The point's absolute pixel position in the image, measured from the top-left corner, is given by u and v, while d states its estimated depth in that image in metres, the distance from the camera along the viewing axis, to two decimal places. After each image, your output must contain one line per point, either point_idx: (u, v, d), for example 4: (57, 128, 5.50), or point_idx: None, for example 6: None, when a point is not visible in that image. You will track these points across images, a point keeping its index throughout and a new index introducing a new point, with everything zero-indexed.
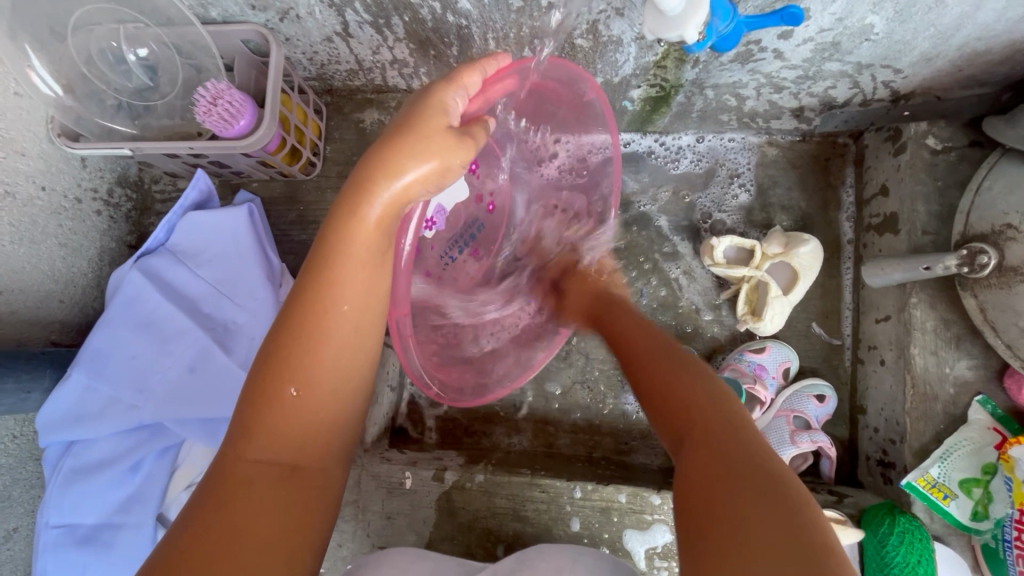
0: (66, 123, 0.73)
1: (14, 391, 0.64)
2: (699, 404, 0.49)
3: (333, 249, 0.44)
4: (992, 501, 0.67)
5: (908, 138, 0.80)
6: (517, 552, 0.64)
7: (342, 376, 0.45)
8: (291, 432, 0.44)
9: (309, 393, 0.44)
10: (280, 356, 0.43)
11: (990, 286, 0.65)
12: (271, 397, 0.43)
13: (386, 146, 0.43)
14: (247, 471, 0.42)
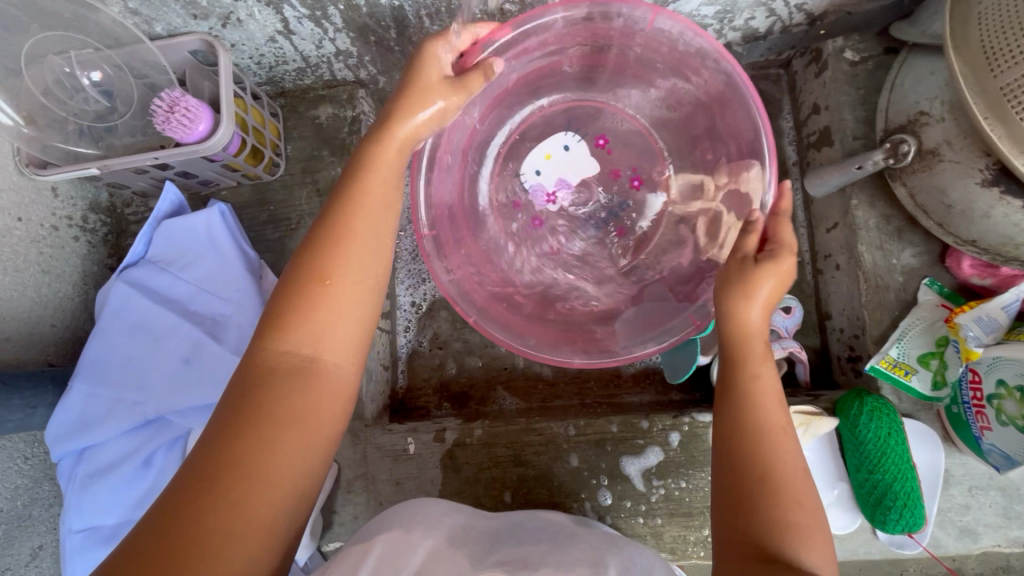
0: (33, 152, 0.75)
1: (20, 407, 0.67)
2: (758, 502, 0.50)
3: (366, 181, 0.54)
4: (947, 368, 0.72)
5: (828, 55, 0.85)
6: (554, 531, 0.63)
7: (355, 328, 0.52)
8: (316, 377, 0.49)
9: (323, 299, 0.50)
10: (311, 261, 0.51)
11: (915, 171, 0.70)
12: (294, 299, 0.49)
13: (401, 100, 0.56)
14: (278, 387, 0.47)
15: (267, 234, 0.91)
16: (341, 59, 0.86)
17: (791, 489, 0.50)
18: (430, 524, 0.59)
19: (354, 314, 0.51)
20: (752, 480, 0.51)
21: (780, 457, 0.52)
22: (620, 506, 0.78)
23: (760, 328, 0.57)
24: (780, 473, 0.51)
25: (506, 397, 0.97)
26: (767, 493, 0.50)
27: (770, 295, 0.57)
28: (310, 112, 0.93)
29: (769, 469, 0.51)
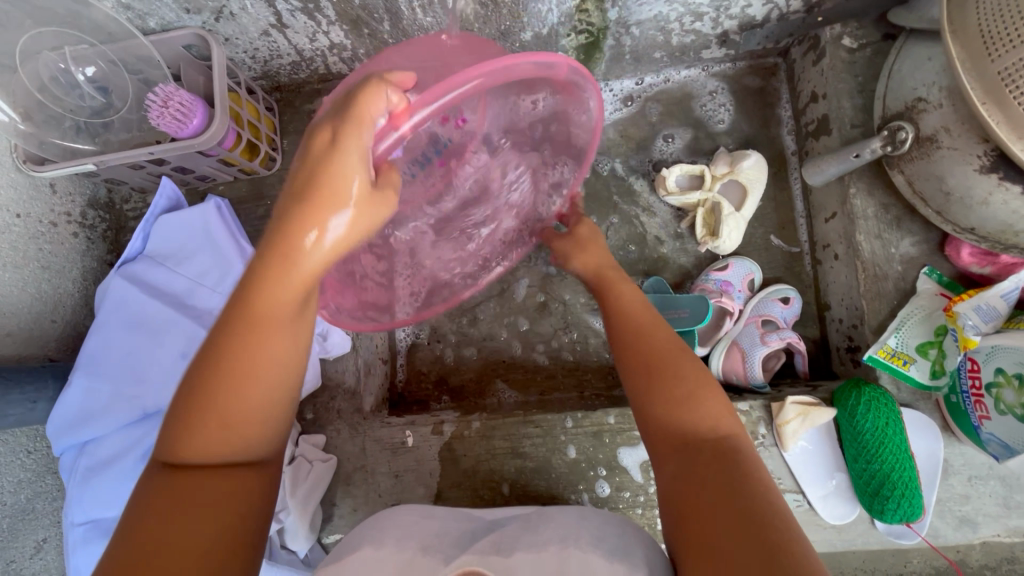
0: (30, 149, 0.75)
1: (21, 402, 0.68)
2: (661, 408, 0.53)
3: (265, 270, 0.43)
4: (946, 358, 0.71)
5: (825, 42, 0.84)
6: (526, 518, 0.59)
7: (289, 368, 0.47)
8: (236, 417, 0.45)
9: (245, 390, 0.45)
10: (218, 358, 0.44)
11: (913, 159, 0.69)
12: (207, 396, 0.44)
13: (320, 167, 0.42)
14: (194, 479, 0.43)
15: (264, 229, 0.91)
16: (336, 52, 0.87)
17: (691, 385, 0.54)
18: (402, 535, 0.56)
19: (277, 401, 0.47)
20: (654, 390, 0.55)
21: (664, 355, 0.57)
22: (618, 497, 0.78)
23: (606, 264, 0.75)
24: (672, 370, 0.55)
25: (505, 389, 0.97)
26: (671, 392, 0.53)
27: (607, 263, 0.75)
28: (306, 106, 0.95)
29: (659, 373, 0.55)
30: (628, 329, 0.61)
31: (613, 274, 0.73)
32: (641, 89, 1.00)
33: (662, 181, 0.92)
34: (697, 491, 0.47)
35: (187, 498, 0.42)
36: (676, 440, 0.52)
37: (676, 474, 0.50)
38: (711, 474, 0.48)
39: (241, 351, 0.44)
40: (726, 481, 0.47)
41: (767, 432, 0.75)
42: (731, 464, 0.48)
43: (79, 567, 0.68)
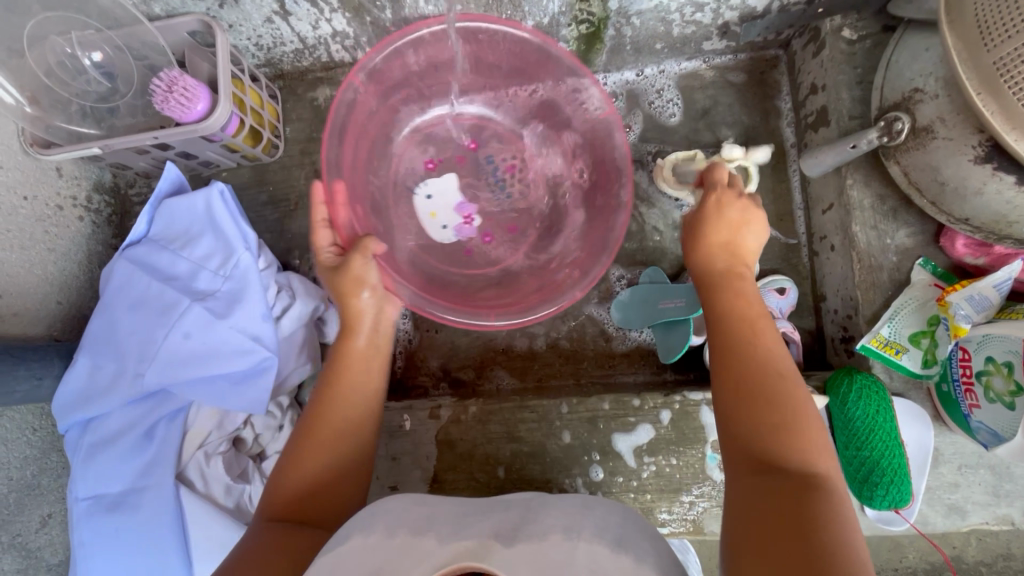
0: (37, 133, 0.77)
1: (26, 378, 0.70)
2: (753, 421, 0.52)
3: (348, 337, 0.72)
4: (937, 347, 0.72)
5: (825, 34, 0.84)
6: (521, 505, 0.59)
7: (359, 409, 0.68)
8: (314, 484, 0.62)
9: (326, 424, 0.66)
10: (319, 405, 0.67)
11: (909, 149, 0.70)
12: (310, 438, 0.65)
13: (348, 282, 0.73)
14: (301, 500, 0.60)
15: (266, 214, 0.92)
16: (338, 40, 0.88)
17: (795, 411, 0.52)
18: (393, 521, 0.54)
19: (354, 428, 0.67)
20: (759, 406, 0.53)
21: (770, 371, 0.55)
22: (611, 482, 0.79)
23: (731, 246, 0.65)
24: (778, 389, 0.54)
25: (502, 376, 0.98)
26: (770, 410, 0.52)
27: (739, 234, 0.65)
28: (309, 94, 0.95)
29: (764, 390, 0.54)
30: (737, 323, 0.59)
31: (730, 240, 0.65)
32: (642, 80, 1.01)
33: (660, 170, 0.94)
34: (773, 512, 0.46)
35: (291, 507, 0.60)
36: (761, 454, 0.51)
37: (749, 487, 0.49)
38: (787, 508, 0.46)
39: (326, 407, 0.67)
40: (802, 513, 0.45)
41: None
42: (814, 496, 0.46)
43: (82, 541, 0.70)
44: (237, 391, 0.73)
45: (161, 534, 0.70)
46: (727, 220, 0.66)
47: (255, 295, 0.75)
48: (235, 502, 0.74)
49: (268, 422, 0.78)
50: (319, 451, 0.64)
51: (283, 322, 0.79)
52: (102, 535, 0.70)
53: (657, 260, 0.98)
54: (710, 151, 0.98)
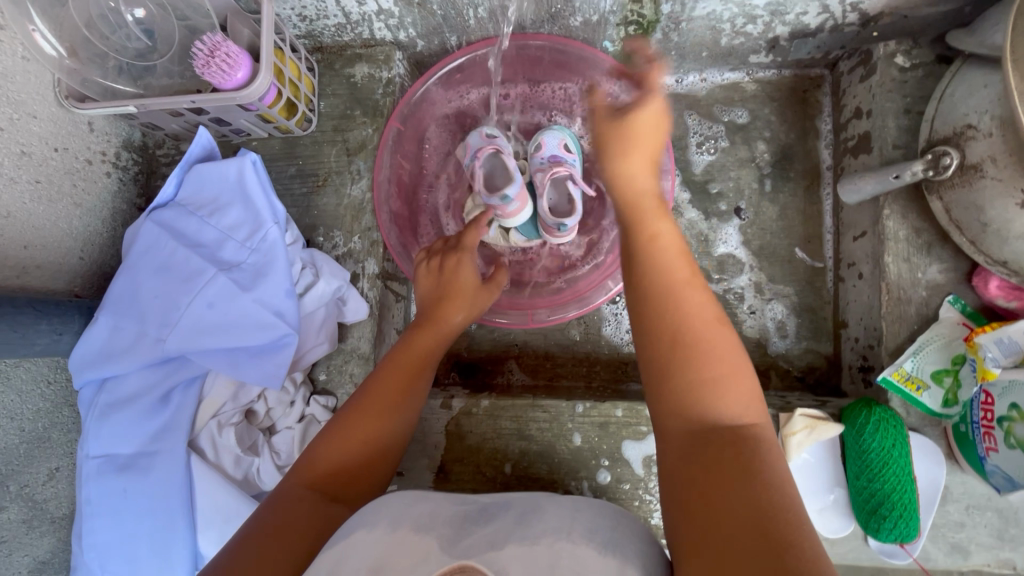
0: (73, 86, 0.75)
1: (48, 333, 0.69)
2: (695, 372, 0.51)
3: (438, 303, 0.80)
4: (960, 387, 0.72)
5: (877, 59, 0.83)
6: (520, 505, 0.58)
7: (420, 379, 0.73)
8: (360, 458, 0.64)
9: (400, 384, 0.71)
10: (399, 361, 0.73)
11: (954, 186, 0.69)
12: (386, 389, 0.70)
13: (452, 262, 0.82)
14: (351, 445, 0.65)
15: (294, 188, 0.91)
16: (383, 18, 0.87)
17: (719, 352, 0.52)
18: (397, 515, 0.54)
19: (414, 395, 0.72)
20: (684, 349, 0.52)
21: (687, 324, 0.53)
22: (617, 488, 0.79)
23: (640, 191, 0.64)
24: (695, 341, 0.52)
25: (515, 371, 0.99)
26: (704, 365, 0.51)
27: (648, 135, 0.66)
28: (346, 70, 0.93)
29: (708, 340, 0.52)
30: (657, 295, 0.56)
31: (652, 132, 0.66)
32: (681, 87, 1.00)
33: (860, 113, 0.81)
34: (707, 481, 0.45)
35: (344, 453, 0.64)
36: (700, 415, 0.49)
37: (686, 442, 0.49)
38: (718, 479, 0.45)
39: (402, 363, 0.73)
40: (732, 469, 0.45)
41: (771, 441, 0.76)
42: (723, 390, 0.50)
43: (90, 498, 0.70)
44: (254, 365, 0.72)
45: (168, 500, 0.70)
46: (650, 126, 0.66)
47: (281, 270, 0.74)
48: (244, 473, 0.75)
49: (280, 396, 0.78)
50: (371, 421, 0.67)
51: (305, 299, 0.79)
52: (110, 495, 0.70)
53: None
54: (746, 167, 0.98)
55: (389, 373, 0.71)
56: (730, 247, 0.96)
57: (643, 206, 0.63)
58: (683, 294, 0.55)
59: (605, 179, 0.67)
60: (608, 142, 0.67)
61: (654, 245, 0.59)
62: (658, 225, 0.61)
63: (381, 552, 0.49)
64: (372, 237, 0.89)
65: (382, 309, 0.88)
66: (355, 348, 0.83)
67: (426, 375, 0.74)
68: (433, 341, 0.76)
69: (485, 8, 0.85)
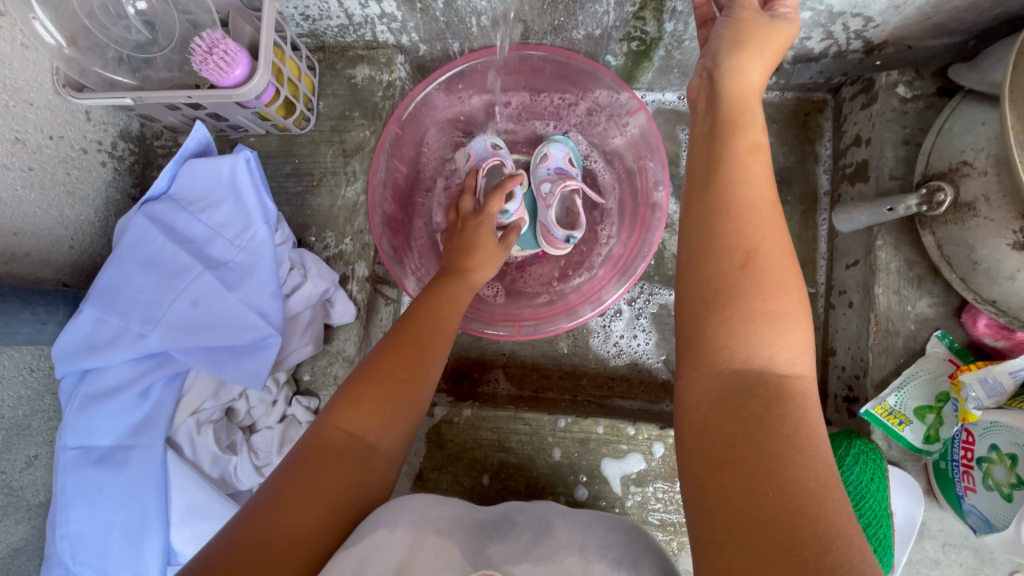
0: (70, 75, 0.75)
1: (31, 322, 0.69)
2: (735, 315, 0.49)
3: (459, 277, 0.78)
4: (941, 425, 0.71)
5: (879, 87, 0.83)
6: (533, 522, 0.57)
7: (444, 343, 0.69)
8: (390, 409, 0.59)
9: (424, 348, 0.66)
10: (422, 323, 0.69)
11: (947, 222, 0.68)
12: (411, 349, 0.65)
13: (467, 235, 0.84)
14: (375, 402, 0.59)
15: (288, 186, 0.91)
16: (385, 21, 0.86)
17: (767, 294, 0.49)
18: (417, 518, 0.52)
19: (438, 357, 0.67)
20: (730, 290, 0.50)
21: (759, 265, 0.50)
22: (594, 505, 0.79)
23: (753, 91, 0.58)
24: (737, 292, 0.49)
25: (500, 380, 0.98)
26: (750, 304, 0.49)
27: (765, 43, 0.57)
28: (347, 71, 0.93)
29: (760, 281, 0.49)
30: (720, 221, 0.52)
31: (761, 38, 0.57)
32: (682, 104, 0.99)
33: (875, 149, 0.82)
34: (736, 437, 0.44)
35: (364, 409, 0.58)
36: (733, 366, 0.48)
37: (716, 394, 0.47)
38: (744, 434, 0.44)
39: (426, 324, 0.69)
40: (765, 430, 0.43)
41: None
42: (763, 345, 0.48)
43: (65, 489, 0.70)
44: (236, 365, 0.72)
45: (144, 495, 0.70)
46: (759, 54, 0.57)
47: (268, 271, 0.74)
48: (221, 472, 0.75)
49: (262, 396, 0.78)
50: (399, 377, 0.61)
51: (291, 300, 0.79)
52: (85, 487, 0.70)
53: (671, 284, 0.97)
54: None
55: (410, 327, 0.67)
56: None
57: (750, 107, 0.56)
58: (744, 220, 0.51)
59: (715, 75, 0.59)
60: (717, 45, 0.59)
61: (742, 171, 0.53)
62: (755, 128, 0.55)
63: (401, 554, 0.47)
64: (364, 240, 0.89)
65: (370, 312, 0.88)
66: (341, 351, 0.83)
67: (450, 331, 0.71)
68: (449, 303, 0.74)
69: (488, 17, 0.84)
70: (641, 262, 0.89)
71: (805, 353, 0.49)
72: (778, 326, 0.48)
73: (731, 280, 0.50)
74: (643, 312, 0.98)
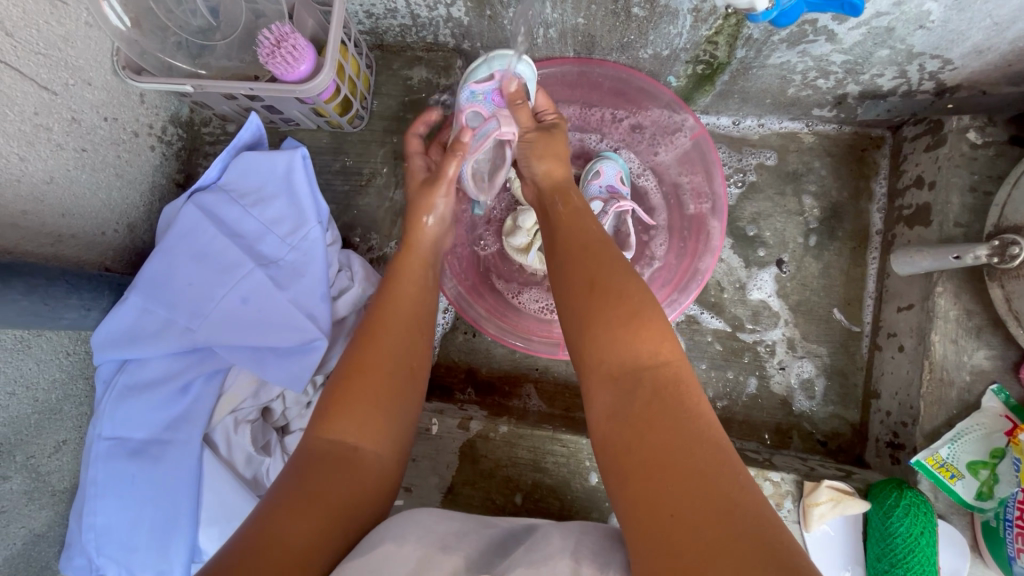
0: (130, 56, 0.73)
1: (76, 307, 0.67)
2: (602, 329, 0.56)
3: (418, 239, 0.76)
4: (997, 483, 0.69)
5: (949, 131, 0.81)
6: (533, 536, 0.57)
7: (417, 320, 0.68)
8: (370, 410, 0.58)
9: (399, 332, 0.65)
10: (389, 303, 0.68)
11: (1020, 276, 0.67)
12: (382, 332, 0.64)
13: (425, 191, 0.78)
14: (349, 395, 0.59)
15: (335, 184, 0.90)
16: (450, 25, 0.85)
17: (635, 308, 0.56)
18: (423, 533, 0.52)
19: (413, 336, 0.67)
20: (596, 306, 0.58)
21: (639, 314, 0.56)
22: None
23: (563, 180, 0.76)
24: (625, 339, 0.55)
25: (532, 396, 0.96)
26: (631, 346, 0.54)
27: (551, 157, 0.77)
28: (403, 71, 0.92)
29: (604, 298, 0.58)
30: (601, 292, 0.58)
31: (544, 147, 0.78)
32: (736, 129, 0.98)
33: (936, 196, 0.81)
34: (644, 452, 0.48)
35: (342, 408, 0.58)
36: (614, 370, 0.54)
37: (613, 407, 0.53)
38: (651, 447, 0.48)
39: (395, 302, 0.68)
40: (685, 451, 0.47)
41: (792, 507, 0.75)
42: (663, 380, 0.52)
43: (96, 479, 0.69)
44: (280, 366, 0.71)
45: (176, 491, 0.69)
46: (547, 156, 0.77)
47: (319, 272, 0.73)
48: (252, 473, 0.73)
49: (299, 397, 0.76)
50: (374, 365, 0.61)
51: (338, 303, 0.77)
52: (117, 479, 0.69)
53: (714, 310, 0.95)
54: (794, 220, 0.96)
55: (383, 315, 0.66)
56: (764, 295, 0.95)
57: (567, 192, 0.73)
58: (595, 259, 0.62)
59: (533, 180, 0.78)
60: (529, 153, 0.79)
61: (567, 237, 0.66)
62: (578, 200, 0.71)
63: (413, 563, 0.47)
64: None
65: None
66: None
67: (426, 320, 0.70)
68: (422, 288, 0.72)
69: (556, 29, 0.83)
70: (695, 287, 0.89)
71: (667, 341, 0.55)
72: (664, 366, 0.53)
73: (621, 329, 0.56)
74: (683, 338, 0.95)
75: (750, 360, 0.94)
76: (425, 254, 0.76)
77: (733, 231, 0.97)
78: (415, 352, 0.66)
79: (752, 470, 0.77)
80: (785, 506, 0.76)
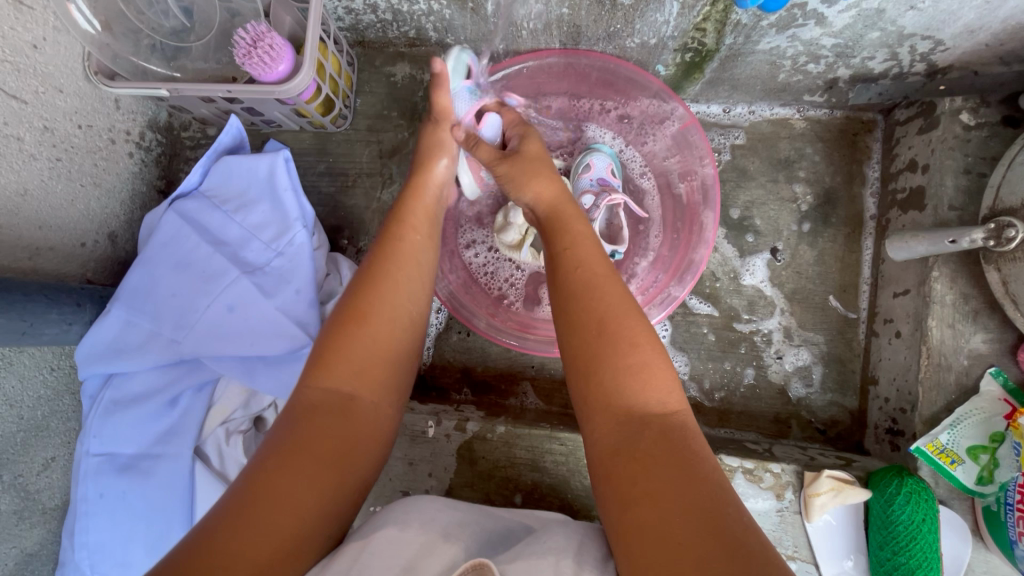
0: (102, 61, 0.71)
1: (57, 323, 0.65)
2: (607, 370, 0.55)
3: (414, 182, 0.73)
4: (997, 467, 0.69)
5: (942, 112, 0.80)
6: (538, 531, 0.57)
7: (417, 269, 0.65)
8: (370, 359, 0.57)
9: (400, 286, 0.62)
10: (391, 250, 0.65)
11: (1016, 260, 0.66)
12: (382, 283, 0.62)
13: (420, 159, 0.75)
14: (349, 353, 0.57)
15: (321, 185, 0.89)
16: (432, 19, 0.83)
17: (639, 349, 0.56)
18: (427, 519, 0.53)
19: (414, 286, 0.64)
20: (597, 339, 0.57)
21: (641, 346, 0.56)
22: None
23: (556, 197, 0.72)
24: (626, 370, 0.55)
25: (529, 394, 0.95)
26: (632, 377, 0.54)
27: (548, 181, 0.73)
28: (386, 68, 0.90)
29: (607, 330, 0.57)
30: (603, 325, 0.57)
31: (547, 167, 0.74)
32: (726, 117, 0.96)
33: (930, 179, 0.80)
34: (646, 483, 0.48)
35: (341, 366, 0.56)
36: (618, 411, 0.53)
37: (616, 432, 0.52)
38: (652, 482, 0.48)
39: (399, 250, 0.65)
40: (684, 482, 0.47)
41: (793, 498, 0.75)
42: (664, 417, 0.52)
43: (86, 497, 0.67)
44: (270, 375, 0.69)
45: (169, 506, 0.68)
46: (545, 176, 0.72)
47: (306, 277, 0.72)
48: None
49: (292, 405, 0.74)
50: (377, 323, 0.59)
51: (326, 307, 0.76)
52: (107, 496, 0.68)
53: (708, 300, 0.94)
54: (787, 207, 0.95)
55: (383, 257, 0.64)
56: (757, 281, 0.94)
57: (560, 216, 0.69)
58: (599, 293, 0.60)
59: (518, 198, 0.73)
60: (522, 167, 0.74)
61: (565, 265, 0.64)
62: (575, 227, 0.67)
63: (411, 552, 0.48)
64: None
65: None
66: None
67: (426, 270, 0.67)
68: (423, 234, 0.69)
69: (541, 20, 0.81)
70: (690, 277, 0.88)
71: (673, 389, 0.55)
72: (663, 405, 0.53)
73: (623, 364, 0.55)
74: (679, 330, 0.94)
75: (746, 350, 0.93)
76: (430, 203, 0.73)
77: (725, 219, 0.96)
78: (418, 310, 0.64)
79: (753, 463, 0.76)
80: (786, 497, 0.75)
